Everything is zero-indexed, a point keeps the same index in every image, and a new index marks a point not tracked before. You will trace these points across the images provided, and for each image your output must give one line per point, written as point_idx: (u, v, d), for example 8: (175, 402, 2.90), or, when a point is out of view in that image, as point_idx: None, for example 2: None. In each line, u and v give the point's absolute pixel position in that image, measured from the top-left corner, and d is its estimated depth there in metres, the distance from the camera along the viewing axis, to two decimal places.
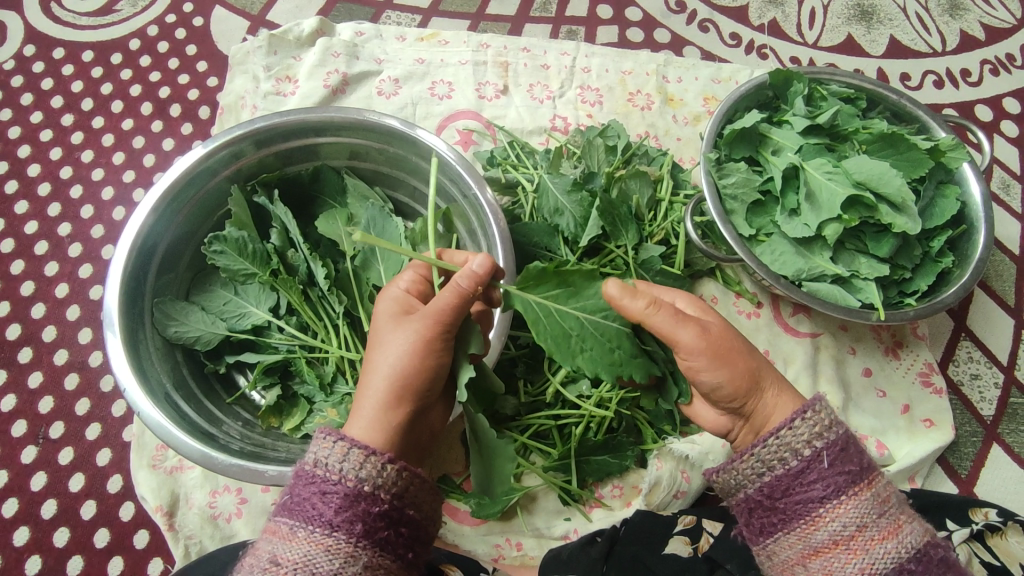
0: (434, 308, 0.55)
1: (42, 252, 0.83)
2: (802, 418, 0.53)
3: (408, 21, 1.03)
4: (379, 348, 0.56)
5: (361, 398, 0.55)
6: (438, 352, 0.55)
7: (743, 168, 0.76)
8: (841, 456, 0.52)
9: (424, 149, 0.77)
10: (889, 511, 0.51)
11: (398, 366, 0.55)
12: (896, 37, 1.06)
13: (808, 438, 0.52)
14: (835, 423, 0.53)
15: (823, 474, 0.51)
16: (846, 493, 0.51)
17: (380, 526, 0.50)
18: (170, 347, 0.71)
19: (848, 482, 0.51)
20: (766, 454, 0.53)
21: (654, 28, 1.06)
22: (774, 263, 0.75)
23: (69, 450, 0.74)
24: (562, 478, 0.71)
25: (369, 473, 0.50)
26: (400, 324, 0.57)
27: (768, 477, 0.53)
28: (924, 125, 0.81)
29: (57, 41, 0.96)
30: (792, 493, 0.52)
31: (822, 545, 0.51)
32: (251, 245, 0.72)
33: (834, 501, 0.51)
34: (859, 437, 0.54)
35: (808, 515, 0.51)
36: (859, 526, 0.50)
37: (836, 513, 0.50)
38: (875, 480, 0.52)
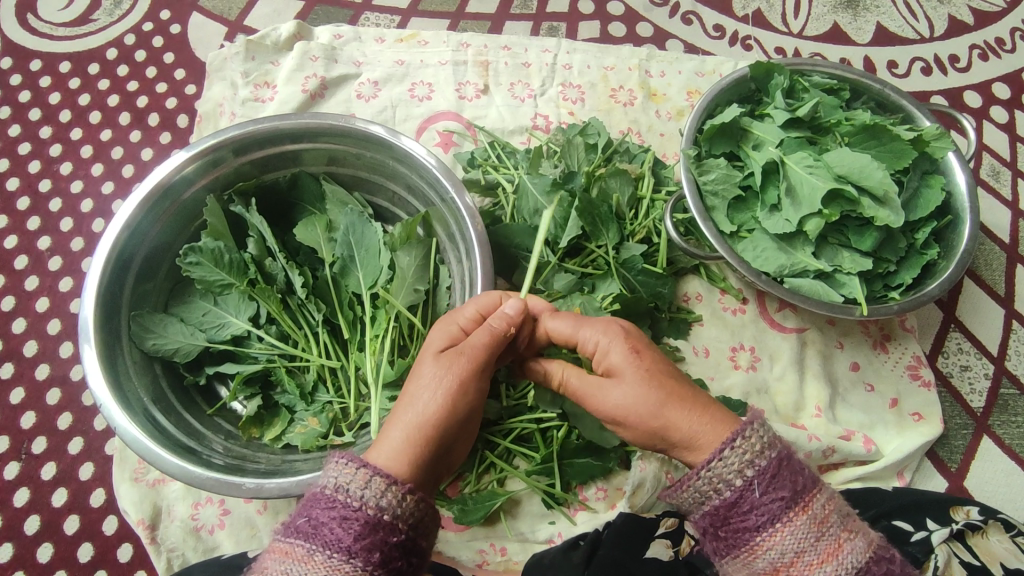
0: (473, 344, 0.56)
1: (23, 266, 0.83)
2: (732, 448, 0.51)
3: (387, 22, 1.02)
4: (421, 377, 0.56)
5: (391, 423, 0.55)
6: (462, 386, 0.55)
7: (723, 164, 0.75)
8: (773, 482, 0.51)
9: (401, 153, 0.76)
10: (827, 532, 0.50)
11: (433, 404, 0.54)
12: (882, 23, 1.05)
13: (739, 467, 0.51)
14: (766, 449, 0.51)
15: (757, 502, 0.50)
16: (781, 519, 0.50)
17: (395, 556, 0.49)
18: (149, 360, 0.71)
19: (781, 509, 0.50)
20: (701, 486, 0.52)
21: (636, 22, 1.04)
22: (755, 259, 0.74)
23: (52, 465, 0.73)
24: (546, 482, 0.71)
25: (389, 502, 0.49)
26: (438, 356, 0.57)
27: (708, 506, 0.52)
28: (908, 115, 0.80)
29: (34, 53, 0.95)
30: (731, 521, 0.51)
31: (765, 572, 0.50)
32: (228, 255, 0.72)
33: (770, 529, 0.50)
34: (795, 457, 0.52)
35: (746, 545, 0.51)
36: (794, 551, 0.49)
37: (770, 540, 0.50)
38: (811, 502, 0.51)
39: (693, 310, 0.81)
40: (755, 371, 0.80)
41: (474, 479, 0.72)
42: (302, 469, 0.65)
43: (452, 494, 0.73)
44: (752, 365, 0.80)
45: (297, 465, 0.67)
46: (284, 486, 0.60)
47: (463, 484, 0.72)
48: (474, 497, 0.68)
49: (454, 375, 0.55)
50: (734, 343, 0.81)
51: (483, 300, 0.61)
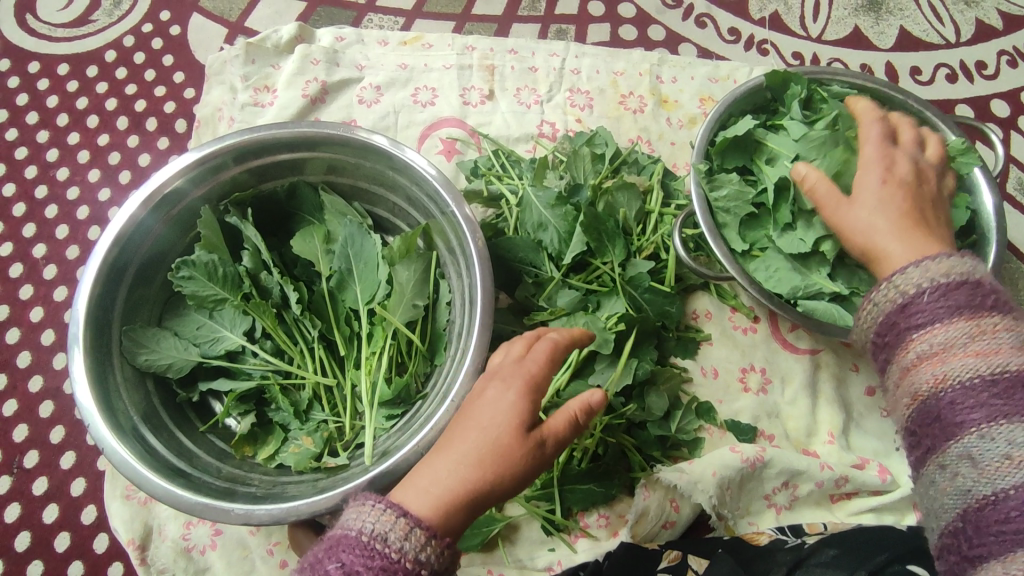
0: (551, 430, 0.51)
1: (17, 274, 0.81)
2: (912, 266, 0.54)
3: (391, 24, 1.00)
4: (485, 427, 0.50)
5: (430, 467, 0.50)
6: (531, 468, 0.50)
7: (736, 180, 0.71)
8: (947, 294, 0.51)
9: (401, 164, 0.74)
10: (986, 337, 0.49)
11: (497, 469, 0.49)
12: (905, 28, 1.00)
13: (917, 280, 0.53)
14: (953, 270, 0.52)
15: (926, 305, 0.52)
16: (942, 320, 0.50)
17: None
18: (141, 376, 0.69)
19: (951, 312, 0.50)
20: (879, 296, 0.55)
21: (648, 25, 1.01)
22: (768, 280, 0.71)
23: (44, 480, 0.72)
24: (546, 507, 0.69)
25: (429, 557, 0.46)
26: (522, 430, 0.50)
27: (880, 317, 0.55)
28: (932, 127, 0.76)
29: (32, 55, 0.93)
30: (899, 324, 0.53)
31: (913, 364, 0.51)
32: (222, 269, 0.70)
33: (931, 327, 0.51)
34: (1001, 295, 0.51)
35: (903, 341, 0.52)
36: (941, 343, 0.50)
37: (926, 334, 0.51)
38: (985, 317, 0.49)
39: (701, 329, 0.78)
40: (766, 395, 0.77)
41: None
42: (295, 493, 0.63)
43: None
44: (763, 388, 0.77)
45: (290, 487, 0.65)
46: (275, 513, 0.58)
47: None
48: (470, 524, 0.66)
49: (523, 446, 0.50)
50: (745, 364, 0.78)
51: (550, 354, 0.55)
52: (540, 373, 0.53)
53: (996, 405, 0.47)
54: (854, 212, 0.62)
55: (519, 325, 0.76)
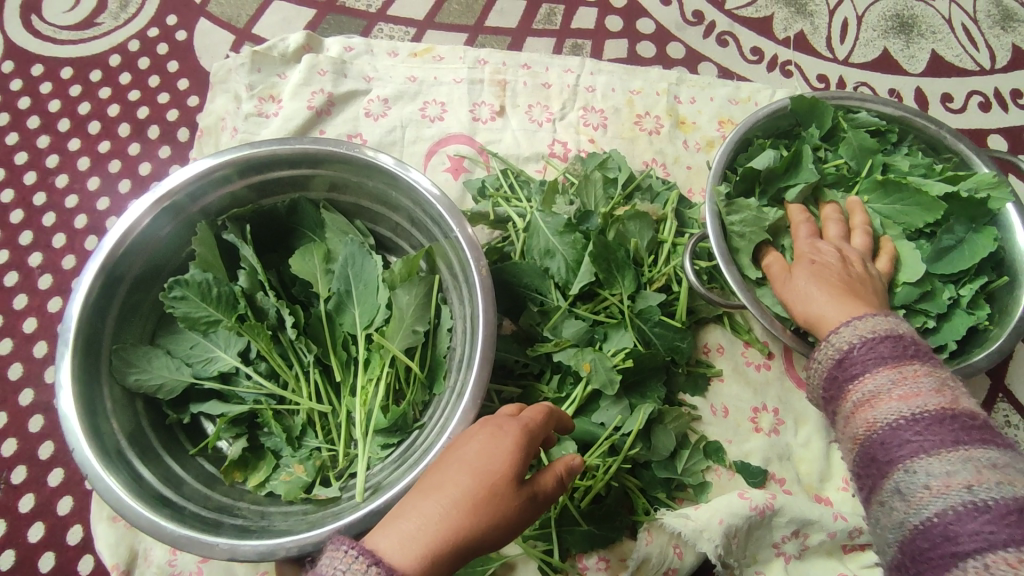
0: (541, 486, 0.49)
1: (12, 283, 0.79)
2: (847, 324, 0.56)
3: (401, 34, 0.97)
4: (475, 472, 0.47)
5: (413, 512, 0.46)
6: (517, 520, 0.47)
7: (754, 206, 0.68)
8: (876, 345, 0.54)
9: (404, 183, 0.71)
10: (913, 380, 0.50)
11: (484, 516, 0.46)
12: (937, 51, 0.96)
13: (850, 338, 0.55)
14: (884, 325, 0.55)
15: (858, 357, 0.54)
16: (870, 369, 0.52)
17: None
18: (130, 396, 0.67)
19: (880, 361, 0.52)
20: (823, 353, 0.57)
21: (667, 42, 0.97)
22: (777, 308, 0.69)
23: (31, 497, 0.69)
24: (543, 547, 0.67)
25: None
26: (516, 480, 0.48)
27: (824, 371, 0.57)
28: (963, 158, 0.72)
29: (36, 57, 0.91)
30: (838, 377, 0.55)
31: (852, 412, 0.53)
32: (216, 288, 0.67)
33: (862, 377, 0.53)
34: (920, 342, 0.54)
35: (841, 392, 0.54)
36: (873, 391, 0.52)
37: (860, 384, 0.53)
38: (910, 365, 0.51)
39: (713, 364, 0.75)
40: (778, 437, 0.74)
41: None
42: (284, 528, 0.61)
43: None
44: (775, 429, 0.74)
45: (278, 520, 0.63)
46: (261, 550, 0.56)
47: None
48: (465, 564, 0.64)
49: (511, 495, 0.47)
50: (757, 403, 0.75)
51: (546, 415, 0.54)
52: (535, 427, 0.51)
53: (920, 441, 0.48)
54: (796, 286, 0.63)
55: (521, 355, 0.71)
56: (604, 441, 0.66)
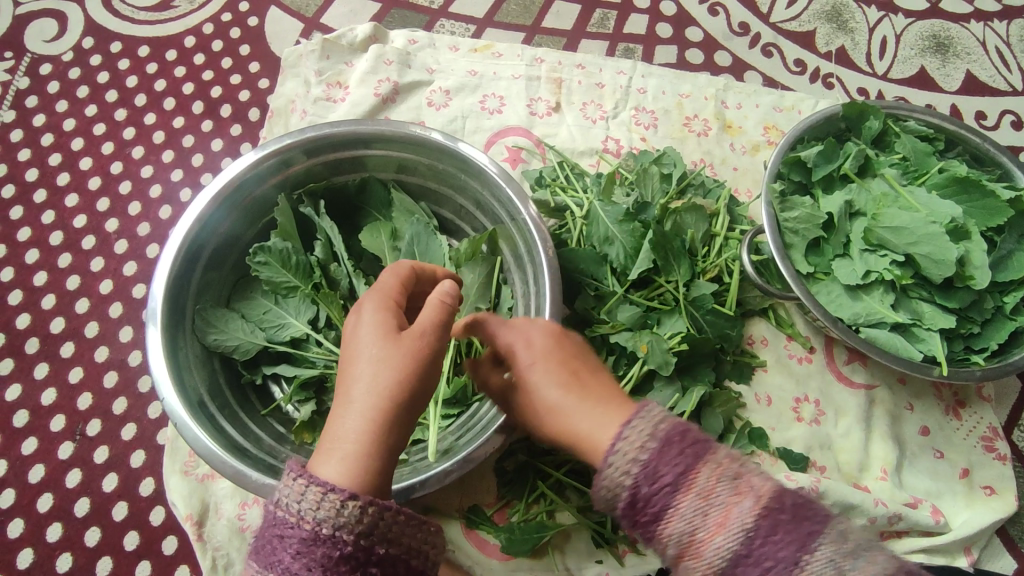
0: (425, 323, 0.51)
1: (89, 247, 0.84)
2: (691, 558, 0.44)
3: (462, 30, 1.01)
4: (361, 358, 0.50)
5: (329, 432, 0.49)
6: (424, 364, 0.50)
7: (808, 203, 0.71)
8: (774, 537, 0.43)
9: (473, 167, 0.75)
10: (718, 500, 0.43)
11: (392, 381, 0.49)
12: (972, 72, 1.01)
13: (694, 523, 0.43)
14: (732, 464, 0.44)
15: (771, 550, 0.42)
16: (672, 506, 0.44)
17: (344, 568, 0.47)
18: (209, 354, 0.71)
19: (669, 492, 0.44)
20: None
21: (715, 50, 1.02)
22: (829, 304, 0.71)
23: (104, 449, 0.75)
24: (596, 519, 0.70)
25: (324, 515, 0.46)
26: (393, 336, 0.51)
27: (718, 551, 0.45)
28: (1007, 172, 0.76)
29: (115, 35, 0.96)
30: (649, 508, 0.44)
31: (684, 557, 0.44)
32: (295, 257, 0.71)
33: (668, 517, 0.44)
34: (697, 426, 0.46)
35: (691, 545, 0.44)
36: (691, 527, 0.44)
37: (691, 534, 0.44)
38: (698, 477, 0.44)
39: (758, 354, 0.79)
40: (819, 426, 0.76)
41: (522, 509, 0.71)
42: None
43: (498, 521, 0.72)
44: (816, 419, 0.77)
45: None
46: None
47: (511, 513, 0.71)
48: (522, 528, 0.66)
49: (406, 353, 0.50)
50: (799, 394, 0.78)
51: (393, 278, 0.55)
52: (392, 290, 0.54)
53: None
54: (508, 339, 0.55)
55: (579, 337, 0.75)
56: None
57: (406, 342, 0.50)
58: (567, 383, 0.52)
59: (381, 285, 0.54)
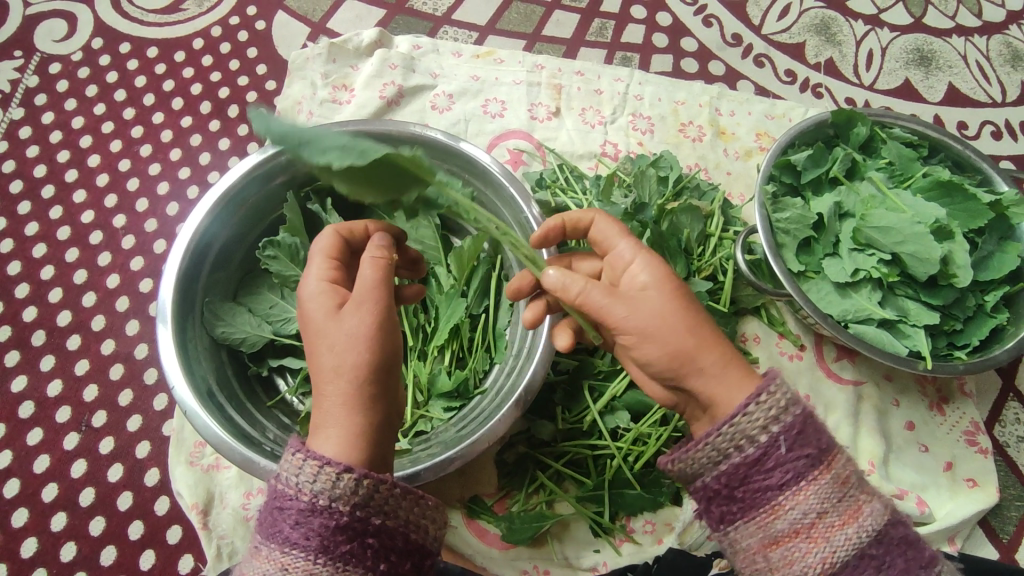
0: (363, 282, 0.54)
1: (97, 242, 0.86)
2: (756, 405, 0.51)
3: (465, 37, 1.04)
4: (322, 340, 0.53)
5: (319, 409, 0.52)
6: (376, 316, 0.53)
7: (799, 204, 0.75)
8: (799, 439, 0.51)
9: (476, 166, 0.77)
10: (848, 494, 0.51)
11: (350, 345, 0.51)
12: (954, 84, 1.05)
13: (763, 424, 0.51)
14: (790, 406, 0.52)
15: (781, 459, 0.51)
16: (805, 478, 0.50)
17: (342, 539, 0.48)
18: (216, 347, 0.72)
19: (807, 467, 0.51)
20: (721, 441, 0.52)
21: (708, 60, 1.06)
22: (820, 301, 0.74)
23: (110, 440, 0.76)
24: (594, 509, 0.72)
25: (322, 485, 0.48)
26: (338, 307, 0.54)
27: (725, 465, 0.52)
28: (986, 177, 0.80)
29: (124, 36, 0.98)
30: (749, 481, 0.51)
31: (782, 534, 0.50)
32: (303, 252, 0.73)
33: (792, 487, 0.50)
34: (818, 416, 0.52)
35: (767, 506, 0.51)
36: (818, 505, 0.50)
37: (796, 503, 0.50)
38: (834, 463, 0.51)
39: (750, 351, 0.81)
40: None
41: (523, 499, 0.72)
42: None
43: (498, 511, 0.74)
44: None
45: None
46: None
47: (511, 502, 0.73)
48: (522, 517, 0.68)
49: (355, 312, 0.52)
50: None
51: (325, 247, 0.59)
52: (326, 267, 0.58)
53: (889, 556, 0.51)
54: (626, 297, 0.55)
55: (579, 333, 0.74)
56: (658, 412, 0.71)
57: (351, 302, 0.53)
58: (715, 354, 0.54)
59: (316, 266, 0.58)
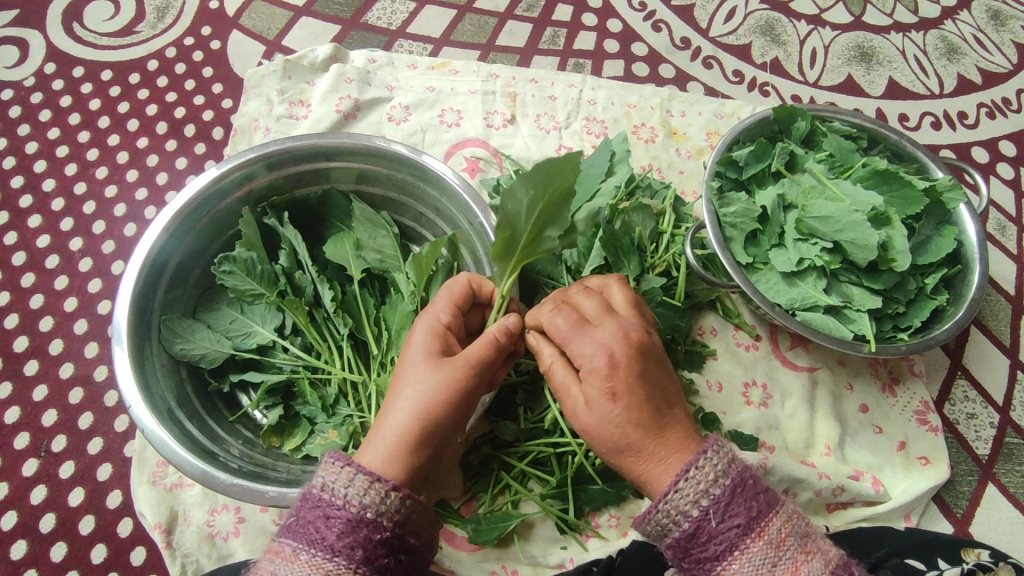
0: (469, 352, 0.57)
1: (53, 266, 0.85)
2: (685, 479, 0.53)
3: (420, 50, 1.06)
4: (411, 375, 0.57)
5: (379, 429, 0.56)
6: (467, 385, 0.57)
7: (743, 198, 0.77)
8: (728, 510, 0.52)
9: (430, 175, 0.78)
10: (784, 556, 0.51)
11: (429, 401, 0.56)
12: (894, 78, 1.09)
13: (693, 498, 0.53)
14: (720, 477, 0.53)
15: (715, 532, 0.52)
16: (739, 547, 0.51)
17: (380, 553, 0.51)
18: (176, 364, 0.72)
19: (738, 536, 0.51)
20: (660, 517, 0.54)
21: (659, 63, 1.09)
22: (768, 291, 0.76)
23: (70, 464, 0.75)
24: (559, 507, 0.73)
25: (372, 501, 0.52)
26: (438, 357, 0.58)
27: (669, 538, 0.54)
28: (922, 165, 0.83)
29: (77, 60, 0.98)
30: (692, 552, 0.53)
31: None
32: (260, 265, 0.74)
33: (728, 556, 0.51)
34: (751, 480, 0.53)
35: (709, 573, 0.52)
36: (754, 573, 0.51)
37: (731, 569, 0.51)
38: (767, 527, 0.52)
39: (707, 344, 0.83)
40: (767, 408, 0.81)
41: (489, 500, 0.73)
42: None
43: (465, 514, 0.74)
44: (764, 402, 0.81)
45: None
46: None
47: (478, 504, 0.74)
48: (488, 517, 0.69)
49: (449, 375, 0.56)
50: (747, 379, 0.82)
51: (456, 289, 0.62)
52: (447, 314, 0.61)
53: None
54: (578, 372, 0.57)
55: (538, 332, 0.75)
56: None
57: (452, 362, 0.57)
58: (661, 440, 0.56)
59: (435, 308, 0.61)
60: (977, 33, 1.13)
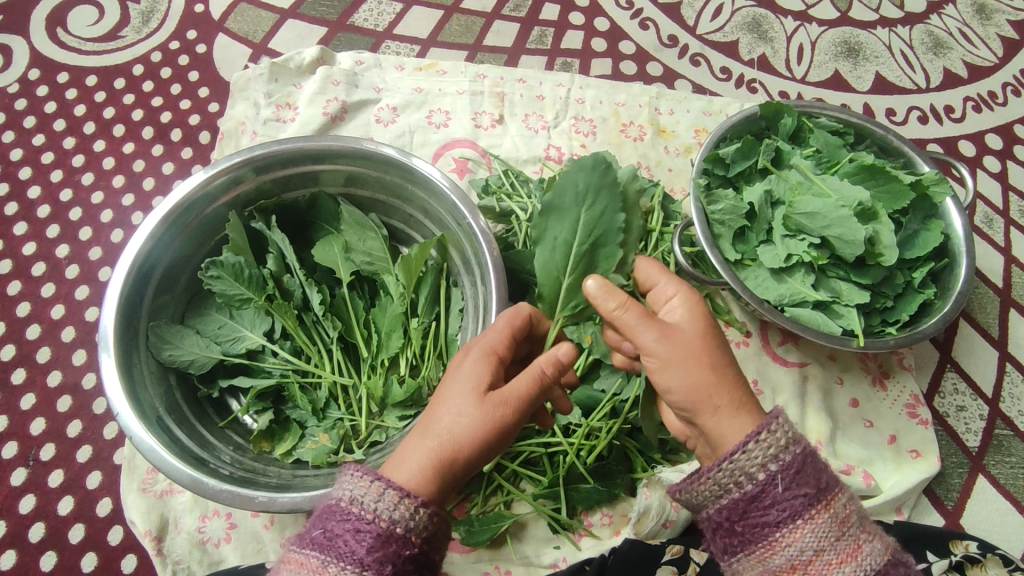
0: (516, 391, 0.55)
1: (40, 273, 0.85)
2: (755, 442, 0.52)
3: (407, 51, 1.06)
4: (452, 401, 0.55)
5: (412, 449, 0.55)
6: (509, 422, 0.55)
7: (731, 195, 0.77)
8: (796, 478, 0.52)
9: (418, 176, 0.78)
10: (848, 533, 0.51)
11: (466, 430, 0.54)
12: (881, 73, 1.10)
13: (762, 462, 0.52)
14: (790, 444, 0.53)
15: (779, 497, 0.51)
16: (802, 516, 0.51)
17: (409, 569, 0.51)
18: (164, 370, 0.72)
19: (804, 505, 0.51)
20: (721, 477, 0.53)
21: (646, 62, 1.09)
22: (757, 288, 0.76)
23: (59, 473, 0.75)
24: (551, 507, 0.73)
25: (402, 515, 0.51)
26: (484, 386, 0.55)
27: (726, 501, 0.53)
28: (909, 160, 0.83)
29: (62, 66, 0.97)
30: (748, 516, 0.52)
31: (781, 568, 0.51)
32: (247, 270, 0.73)
33: (790, 524, 0.51)
34: (817, 454, 0.54)
35: (766, 541, 0.52)
36: (814, 545, 0.51)
37: (791, 538, 0.51)
38: (834, 501, 0.52)
39: None
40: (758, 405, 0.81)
41: (480, 502, 0.73)
42: (311, 485, 0.66)
43: (458, 515, 0.75)
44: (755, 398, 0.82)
45: (308, 481, 0.68)
46: (296, 500, 0.60)
47: (470, 506, 0.74)
48: (480, 519, 0.68)
49: (495, 410, 0.54)
50: None
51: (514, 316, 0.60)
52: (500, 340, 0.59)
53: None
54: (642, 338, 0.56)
55: None
56: (606, 405, 0.72)
57: (499, 399, 0.55)
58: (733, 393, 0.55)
59: (492, 333, 0.59)
60: (962, 27, 1.14)
